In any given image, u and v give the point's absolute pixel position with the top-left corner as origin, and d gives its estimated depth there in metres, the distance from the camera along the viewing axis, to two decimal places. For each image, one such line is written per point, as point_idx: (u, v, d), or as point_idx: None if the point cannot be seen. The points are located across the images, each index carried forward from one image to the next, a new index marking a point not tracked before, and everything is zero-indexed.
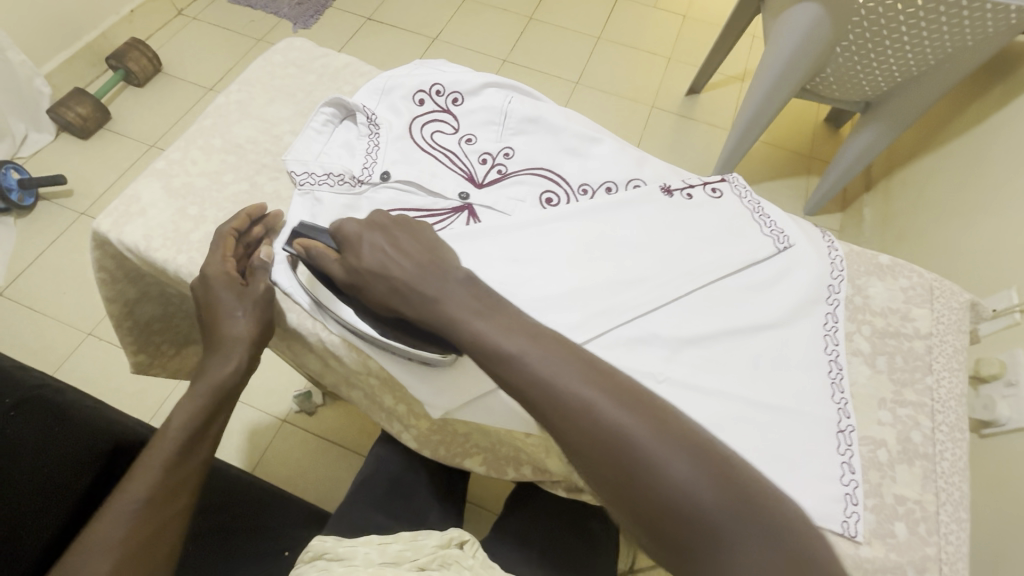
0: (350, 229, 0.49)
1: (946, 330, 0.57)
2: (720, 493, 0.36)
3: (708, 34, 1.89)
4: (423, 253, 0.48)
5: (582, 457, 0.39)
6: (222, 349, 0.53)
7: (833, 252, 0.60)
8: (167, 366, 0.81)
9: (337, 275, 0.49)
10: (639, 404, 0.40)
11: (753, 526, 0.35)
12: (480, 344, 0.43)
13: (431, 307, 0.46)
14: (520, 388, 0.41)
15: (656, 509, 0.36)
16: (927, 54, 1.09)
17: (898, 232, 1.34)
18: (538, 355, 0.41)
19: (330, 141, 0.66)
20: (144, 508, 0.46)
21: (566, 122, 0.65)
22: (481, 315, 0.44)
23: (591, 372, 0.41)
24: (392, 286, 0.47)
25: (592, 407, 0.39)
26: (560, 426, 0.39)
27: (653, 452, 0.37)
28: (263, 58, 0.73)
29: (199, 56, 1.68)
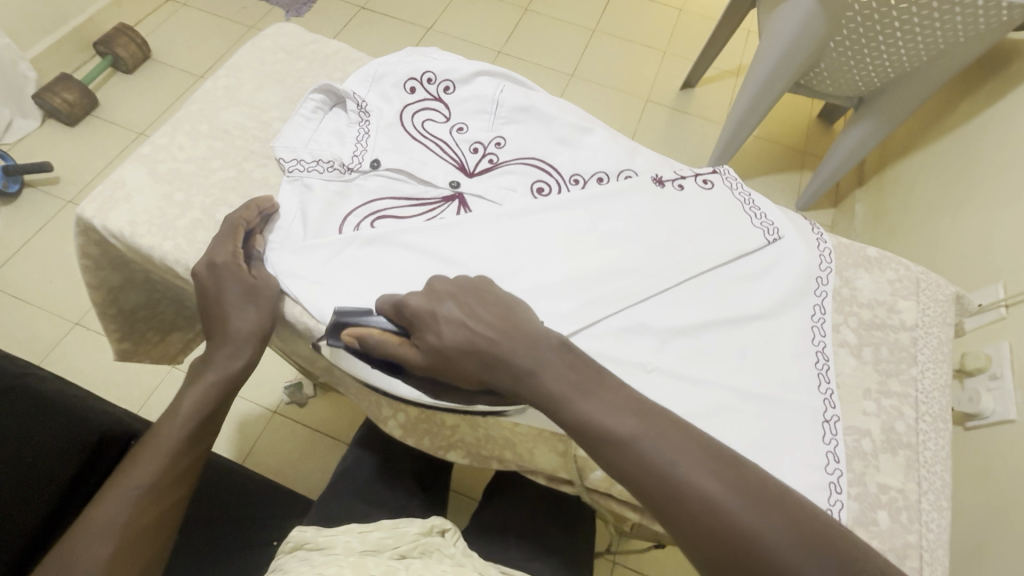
0: (417, 303, 0.46)
1: (931, 323, 0.58)
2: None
3: (703, 28, 1.88)
4: (504, 323, 0.45)
5: (712, 561, 0.36)
6: (228, 341, 0.52)
7: (822, 244, 0.61)
8: (154, 355, 0.80)
9: (414, 359, 0.46)
10: (772, 502, 0.37)
11: None
12: (590, 429, 0.41)
13: (529, 382, 0.43)
14: (637, 481, 0.39)
15: None
16: (920, 50, 1.09)
17: (890, 228, 1.35)
18: (654, 445, 0.39)
19: (319, 128, 0.65)
20: (145, 495, 0.46)
21: (558, 111, 0.65)
22: (583, 396, 0.42)
23: (713, 462, 0.39)
24: (485, 362, 0.44)
25: (719, 506, 0.37)
26: (683, 523, 0.37)
27: (796, 563, 0.35)
28: (252, 43, 0.72)
29: (189, 43, 1.65)
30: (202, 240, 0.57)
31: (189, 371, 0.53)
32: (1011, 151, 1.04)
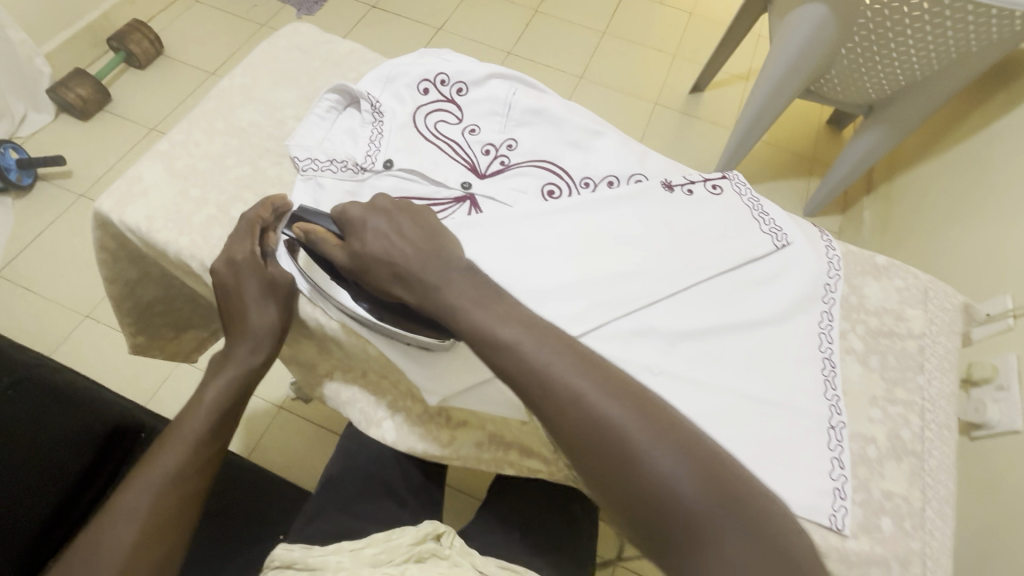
0: (355, 214, 0.50)
1: (938, 331, 0.58)
2: (705, 491, 0.40)
3: (713, 32, 1.88)
4: (425, 238, 0.49)
5: (579, 450, 0.42)
6: (248, 338, 0.53)
7: (831, 252, 0.61)
8: (167, 348, 0.81)
9: (339, 259, 0.50)
10: (633, 403, 0.43)
11: (725, 512, 0.40)
12: (482, 335, 0.45)
13: (432, 294, 0.47)
14: (521, 380, 0.44)
15: (636, 495, 0.41)
16: (932, 58, 1.09)
17: (898, 236, 1.35)
18: (539, 348, 0.44)
19: (333, 128, 0.66)
20: (167, 484, 0.47)
21: (570, 115, 0.66)
22: (486, 309, 0.46)
23: (594, 371, 0.44)
24: (395, 273, 0.48)
25: (583, 398, 0.43)
26: (555, 417, 0.43)
27: (643, 450, 0.41)
28: (268, 42, 0.73)
29: (201, 39, 1.67)
30: (217, 236, 0.57)
31: (210, 365, 0.55)
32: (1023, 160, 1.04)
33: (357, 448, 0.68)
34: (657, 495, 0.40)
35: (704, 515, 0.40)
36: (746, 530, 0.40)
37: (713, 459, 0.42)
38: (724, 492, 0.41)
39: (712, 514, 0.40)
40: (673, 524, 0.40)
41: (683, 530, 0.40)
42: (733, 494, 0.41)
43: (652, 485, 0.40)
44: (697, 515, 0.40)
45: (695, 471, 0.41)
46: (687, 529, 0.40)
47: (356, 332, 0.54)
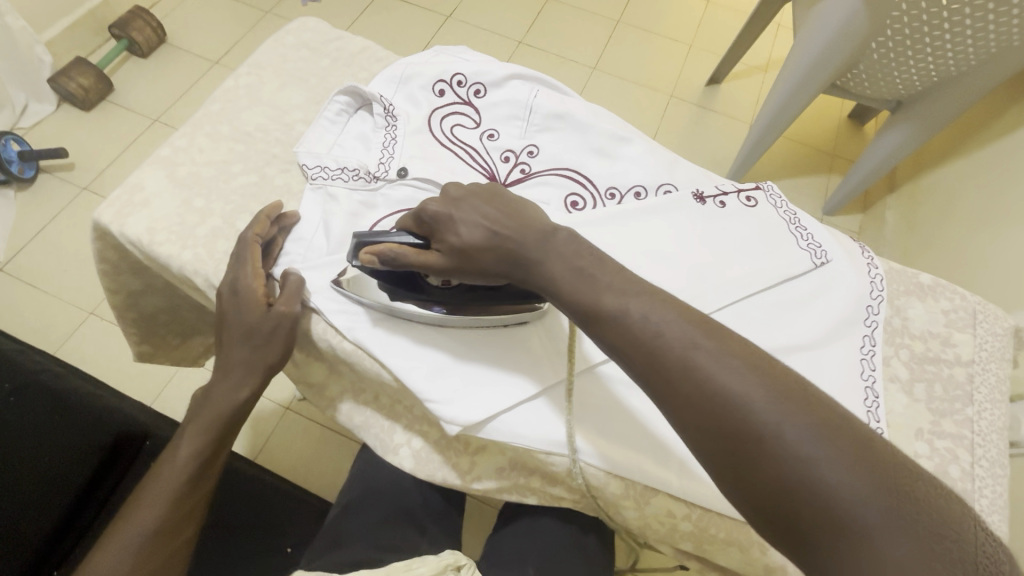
0: (435, 208, 0.46)
1: (989, 358, 0.54)
2: (865, 485, 0.32)
3: (732, 21, 1.82)
4: (512, 213, 0.46)
5: (697, 429, 0.36)
6: (232, 372, 0.52)
7: (873, 270, 0.57)
8: (173, 356, 0.78)
9: (436, 264, 0.46)
10: (766, 374, 0.36)
11: (895, 518, 0.31)
12: (588, 308, 0.41)
13: (544, 274, 0.43)
14: (628, 351, 0.39)
15: (771, 487, 0.33)
16: (969, 53, 1.03)
17: (923, 239, 1.30)
18: (649, 315, 0.39)
19: (344, 132, 0.62)
20: (147, 540, 0.48)
21: (594, 120, 0.62)
22: (592, 284, 0.41)
23: (718, 336, 0.37)
24: (508, 257, 0.44)
25: (697, 370, 0.36)
26: (664, 390, 0.37)
27: (776, 430, 0.34)
28: (275, 38, 0.69)
29: (204, 27, 1.62)
30: (222, 251, 0.54)
31: (189, 407, 0.54)
32: None
33: (369, 466, 0.65)
34: (799, 484, 0.33)
35: (862, 510, 0.31)
36: (920, 537, 0.31)
37: (875, 445, 0.34)
38: (890, 486, 0.32)
39: (867, 512, 0.31)
40: (819, 520, 0.32)
41: (831, 529, 0.32)
42: (901, 490, 0.32)
43: (793, 474, 0.33)
44: (851, 510, 0.31)
45: (849, 460, 0.32)
46: (838, 526, 0.32)
47: (369, 355, 0.51)
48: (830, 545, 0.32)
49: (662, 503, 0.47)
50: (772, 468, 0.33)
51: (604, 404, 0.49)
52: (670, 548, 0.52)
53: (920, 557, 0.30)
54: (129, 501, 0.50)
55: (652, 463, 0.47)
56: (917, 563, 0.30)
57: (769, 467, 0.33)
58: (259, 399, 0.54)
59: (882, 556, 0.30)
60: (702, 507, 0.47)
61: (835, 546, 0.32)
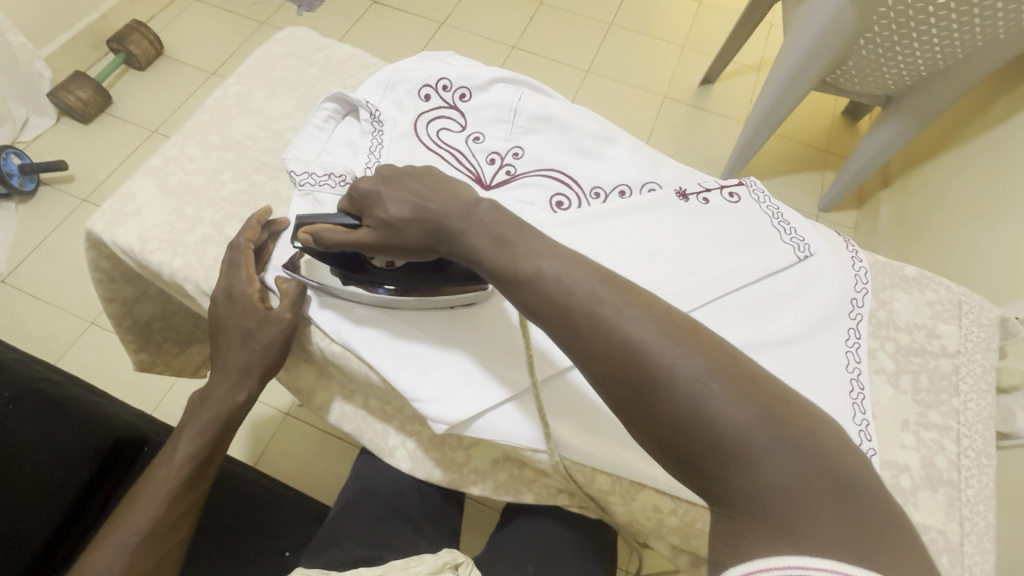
0: (367, 185, 0.47)
1: (975, 349, 0.54)
2: (754, 422, 0.33)
3: (723, 22, 1.83)
4: (436, 188, 0.45)
5: (604, 378, 0.36)
6: (229, 375, 0.53)
7: (857, 263, 0.58)
8: (170, 363, 0.79)
9: (369, 241, 0.46)
10: (666, 323, 0.36)
11: (780, 445, 0.33)
12: (507, 272, 0.40)
13: (463, 243, 0.42)
14: (544, 310, 0.38)
15: (671, 428, 0.34)
16: (955, 47, 1.04)
17: (916, 233, 1.30)
18: (558, 272, 0.38)
19: (331, 139, 0.63)
20: (141, 542, 0.48)
21: (578, 121, 0.62)
22: (511, 250, 0.40)
23: (624, 290, 0.37)
24: (432, 230, 0.44)
25: (604, 323, 0.36)
26: (575, 345, 0.37)
27: (675, 375, 0.34)
28: (264, 48, 0.70)
29: (201, 39, 1.64)
30: (212, 257, 0.55)
31: (185, 411, 0.55)
32: None
33: (363, 468, 0.66)
34: (696, 424, 0.33)
35: (749, 443, 0.32)
36: (800, 459, 0.33)
37: (762, 379, 0.35)
38: (775, 419, 0.33)
39: (753, 440, 0.33)
40: (712, 455, 0.33)
41: (724, 460, 0.33)
42: (786, 421, 0.33)
43: (691, 416, 0.33)
44: (741, 445, 0.33)
45: (740, 400, 0.33)
46: (729, 460, 0.33)
47: (357, 357, 0.52)
48: (723, 478, 0.33)
49: (649, 498, 0.48)
50: (671, 413, 0.34)
51: (580, 400, 0.48)
52: (659, 543, 0.52)
53: (797, 477, 0.32)
54: (126, 502, 0.51)
55: (637, 458, 0.47)
56: (795, 487, 0.32)
57: (668, 412, 0.34)
58: (255, 402, 0.56)
59: (766, 482, 0.32)
60: (688, 501, 0.47)
61: (727, 477, 0.33)
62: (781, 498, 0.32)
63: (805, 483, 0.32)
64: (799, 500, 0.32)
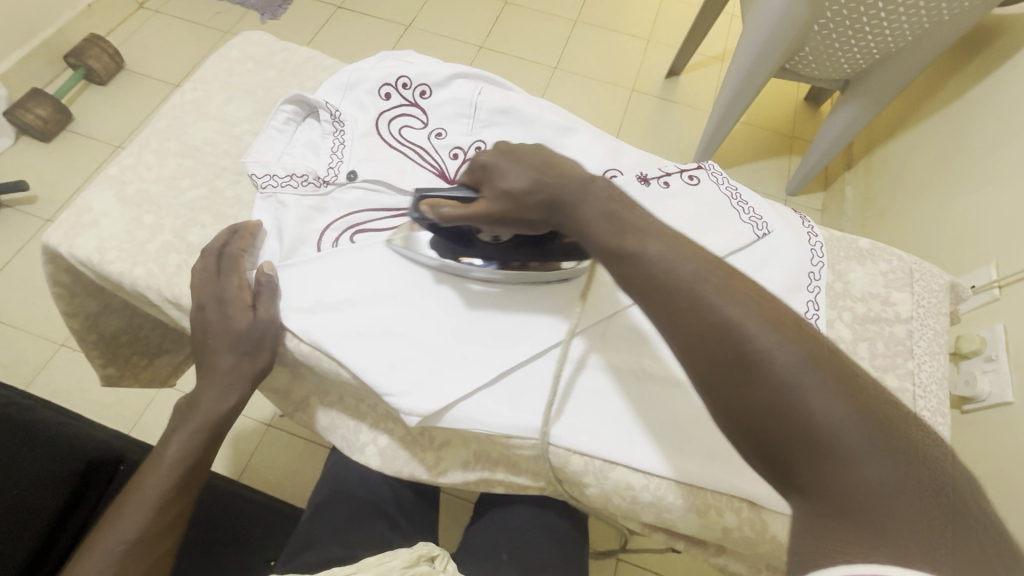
0: (488, 158, 0.49)
1: (926, 314, 0.57)
2: (857, 421, 0.31)
3: (686, 14, 1.86)
4: (555, 164, 0.47)
5: (695, 358, 0.36)
6: (217, 381, 0.53)
7: (813, 238, 0.59)
8: (141, 378, 0.77)
9: (485, 213, 0.48)
10: (770, 311, 0.35)
11: (883, 453, 0.30)
12: (611, 250, 0.41)
13: (576, 217, 0.44)
14: (643, 285, 0.39)
15: (766, 417, 0.33)
16: (904, 30, 1.08)
17: (880, 212, 1.34)
18: (663, 252, 0.39)
19: (293, 141, 0.63)
20: (128, 551, 0.48)
21: (538, 113, 0.63)
22: (623, 230, 0.41)
23: (730, 275, 0.37)
24: (552, 203, 0.45)
25: (704, 303, 0.36)
26: (670, 321, 0.37)
27: (775, 362, 0.33)
28: (219, 54, 0.70)
29: (163, 51, 1.61)
30: (174, 264, 0.55)
31: (171, 419, 0.55)
32: (1001, 128, 1.02)
33: (341, 469, 0.66)
34: (791, 412, 0.32)
35: (851, 441, 0.31)
36: (904, 471, 0.30)
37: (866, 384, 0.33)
38: (879, 422, 0.31)
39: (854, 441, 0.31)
40: (805, 449, 0.32)
41: (818, 455, 0.31)
42: (892, 428, 0.31)
43: (788, 405, 0.32)
44: (839, 442, 0.31)
45: (845, 399, 0.32)
46: (825, 457, 0.31)
47: (326, 355, 0.52)
48: (815, 474, 0.32)
49: (621, 475, 0.49)
50: (767, 399, 0.33)
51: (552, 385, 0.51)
52: (636, 523, 0.54)
53: (899, 488, 0.30)
54: (109, 511, 0.50)
55: (608, 440, 0.49)
56: (900, 497, 0.30)
57: (763, 398, 0.33)
58: (244, 408, 0.56)
59: (864, 485, 0.30)
60: (658, 476, 0.48)
61: (820, 473, 0.31)
62: (882, 502, 0.30)
63: (909, 495, 0.29)
64: (905, 509, 0.29)
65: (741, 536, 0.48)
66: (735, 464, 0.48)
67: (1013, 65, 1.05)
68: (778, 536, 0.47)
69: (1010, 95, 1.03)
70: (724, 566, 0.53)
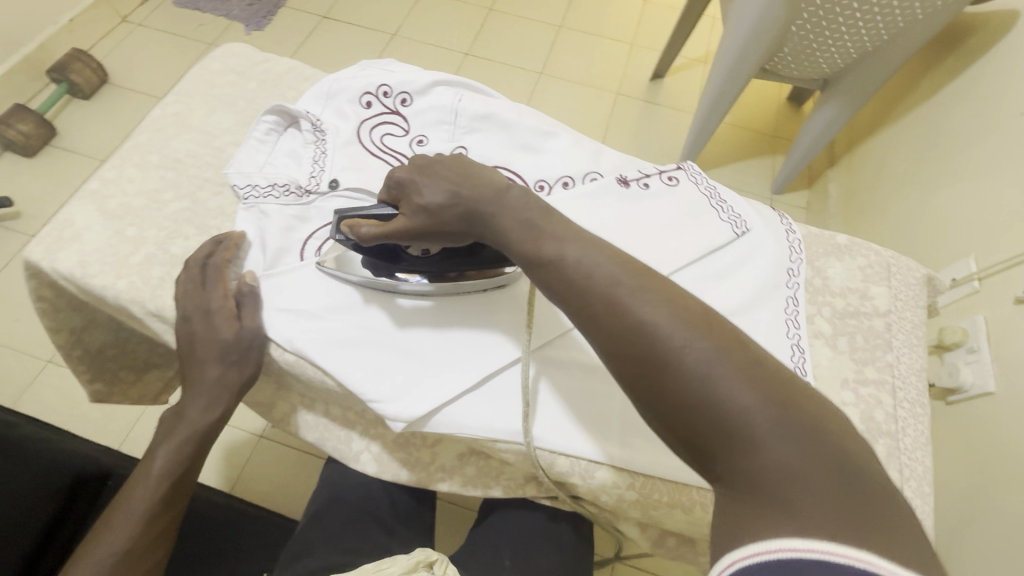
0: (404, 174, 0.48)
1: (904, 307, 0.58)
2: (761, 405, 0.33)
3: (668, 18, 1.88)
4: (472, 175, 0.47)
5: (613, 356, 0.37)
6: (203, 393, 0.53)
7: (792, 235, 0.60)
8: (131, 395, 0.77)
9: (405, 229, 0.47)
10: (680, 305, 0.37)
11: (784, 431, 0.32)
12: (530, 257, 0.42)
13: (494, 229, 0.45)
14: (563, 290, 0.40)
15: (678, 408, 0.34)
16: (880, 29, 1.10)
17: (862, 207, 1.36)
18: (582, 257, 0.40)
19: (275, 151, 0.63)
20: (116, 564, 0.47)
21: (518, 118, 0.64)
22: (538, 236, 0.43)
23: (643, 275, 0.39)
24: (469, 215, 0.45)
25: (618, 304, 0.37)
26: (590, 323, 0.38)
27: (683, 357, 0.34)
28: (200, 66, 0.70)
29: (147, 64, 1.61)
30: (157, 276, 0.55)
31: (158, 431, 0.55)
32: (977, 123, 1.04)
33: (332, 477, 0.65)
34: (702, 403, 0.33)
35: (756, 425, 0.32)
36: (805, 445, 0.32)
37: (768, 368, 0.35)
38: (780, 405, 0.33)
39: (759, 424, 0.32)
40: (717, 436, 0.33)
41: (728, 442, 0.33)
42: (791, 408, 0.33)
43: (698, 396, 0.33)
44: (746, 426, 0.32)
45: (749, 386, 0.33)
46: (735, 442, 0.33)
47: (310, 363, 0.52)
48: (728, 459, 0.33)
49: (607, 474, 0.49)
50: (679, 393, 0.34)
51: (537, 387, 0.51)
52: (626, 523, 0.54)
53: (801, 464, 0.32)
54: (96, 527, 0.50)
55: (594, 439, 0.49)
56: (802, 472, 0.31)
57: (676, 392, 0.34)
58: (230, 417, 0.56)
59: (771, 464, 0.32)
60: (644, 474, 0.49)
61: (733, 458, 0.33)
62: (786, 478, 0.31)
63: (811, 469, 0.31)
64: (807, 482, 0.31)
65: None
66: None
67: (987, 61, 1.07)
68: None
69: (985, 90, 1.05)
70: (714, 562, 0.54)
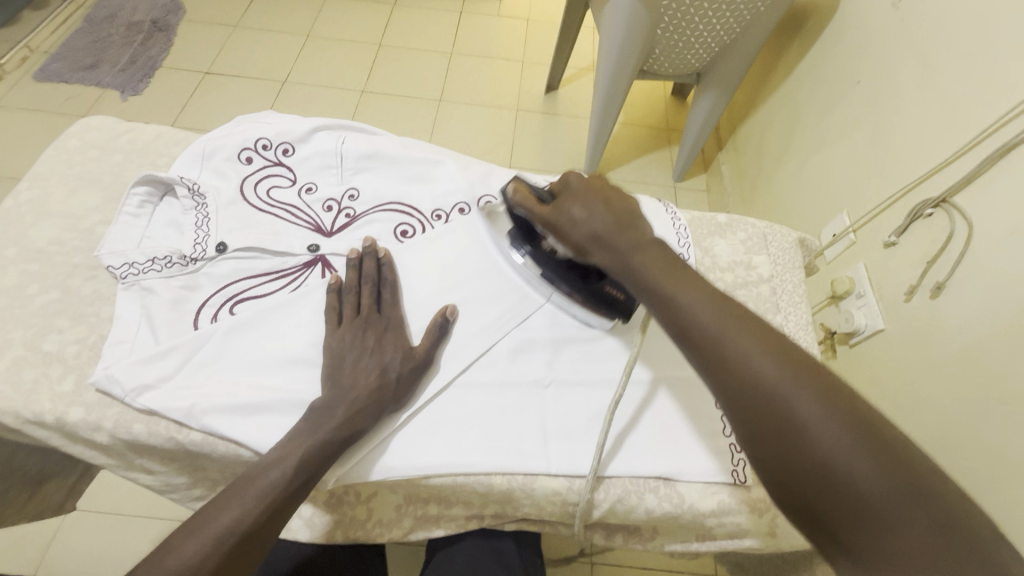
0: (577, 181, 0.50)
1: (783, 271, 0.64)
2: (895, 480, 0.31)
3: (552, 33, 1.97)
4: (632, 220, 0.46)
5: (740, 414, 0.36)
6: (311, 420, 0.47)
7: (676, 220, 0.64)
8: (30, 511, 0.70)
9: (546, 219, 0.50)
10: (794, 360, 0.36)
11: (927, 525, 0.30)
12: (661, 294, 0.42)
13: (624, 260, 0.44)
14: (687, 337, 0.40)
15: (812, 476, 0.33)
16: (731, 22, 1.21)
17: (752, 184, 1.47)
18: (708, 307, 0.39)
19: (153, 224, 0.60)
20: None
21: (404, 153, 0.65)
22: (672, 277, 0.42)
23: (760, 330, 0.38)
24: (603, 242, 0.46)
25: (751, 365, 0.36)
26: (717, 374, 0.37)
27: (815, 423, 0.33)
28: (56, 145, 0.65)
29: (11, 147, 1.48)
30: (30, 379, 0.50)
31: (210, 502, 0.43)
32: (829, 95, 1.17)
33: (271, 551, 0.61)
34: (833, 477, 0.32)
35: (893, 508, 0.30)
36: (944, 541, 0.29)
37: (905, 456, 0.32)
38: (922, 495, 0.31)
39: (898, 514, 0.30)
40: (845, 513, 0.32)
41: (858, 522, 0.31)
42: (931, 498, 0.31)
43: (829, 463, 0.32)
44: (881, 510, 0.31)
45: (887, 467, 0.31)
46: (868, 517, 0.31)
47: (221, 439, 0.49)
48: (860, 539, 0.31)
49: (545, 483, 0.50)
50: (808, 459, 0.33)
51: (459, 414, 0.51)
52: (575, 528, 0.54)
53: (942, 559, 0.29)
54: None
55: (520, 457, 0.49)
56: (937, 537, 0.30)
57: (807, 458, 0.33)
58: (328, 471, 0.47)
59: (910, 554, 0.29)
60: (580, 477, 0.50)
61: (863, 538, 0.31)
62: (927, 566, 0.29)
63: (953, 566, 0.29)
64: (960, 573, 0.28)
65: (664, 513, 0.50)
66: (647, 445, 0.51)
67: (825, 40, 1.20)
68: (696, 505, 0.50)
69: (829, 66, 1.18)
70: (663, 548, 0.55)
